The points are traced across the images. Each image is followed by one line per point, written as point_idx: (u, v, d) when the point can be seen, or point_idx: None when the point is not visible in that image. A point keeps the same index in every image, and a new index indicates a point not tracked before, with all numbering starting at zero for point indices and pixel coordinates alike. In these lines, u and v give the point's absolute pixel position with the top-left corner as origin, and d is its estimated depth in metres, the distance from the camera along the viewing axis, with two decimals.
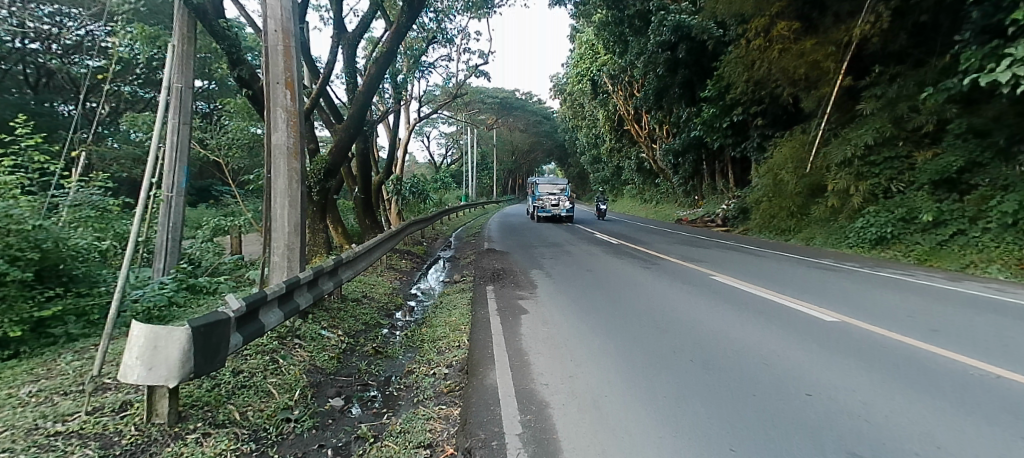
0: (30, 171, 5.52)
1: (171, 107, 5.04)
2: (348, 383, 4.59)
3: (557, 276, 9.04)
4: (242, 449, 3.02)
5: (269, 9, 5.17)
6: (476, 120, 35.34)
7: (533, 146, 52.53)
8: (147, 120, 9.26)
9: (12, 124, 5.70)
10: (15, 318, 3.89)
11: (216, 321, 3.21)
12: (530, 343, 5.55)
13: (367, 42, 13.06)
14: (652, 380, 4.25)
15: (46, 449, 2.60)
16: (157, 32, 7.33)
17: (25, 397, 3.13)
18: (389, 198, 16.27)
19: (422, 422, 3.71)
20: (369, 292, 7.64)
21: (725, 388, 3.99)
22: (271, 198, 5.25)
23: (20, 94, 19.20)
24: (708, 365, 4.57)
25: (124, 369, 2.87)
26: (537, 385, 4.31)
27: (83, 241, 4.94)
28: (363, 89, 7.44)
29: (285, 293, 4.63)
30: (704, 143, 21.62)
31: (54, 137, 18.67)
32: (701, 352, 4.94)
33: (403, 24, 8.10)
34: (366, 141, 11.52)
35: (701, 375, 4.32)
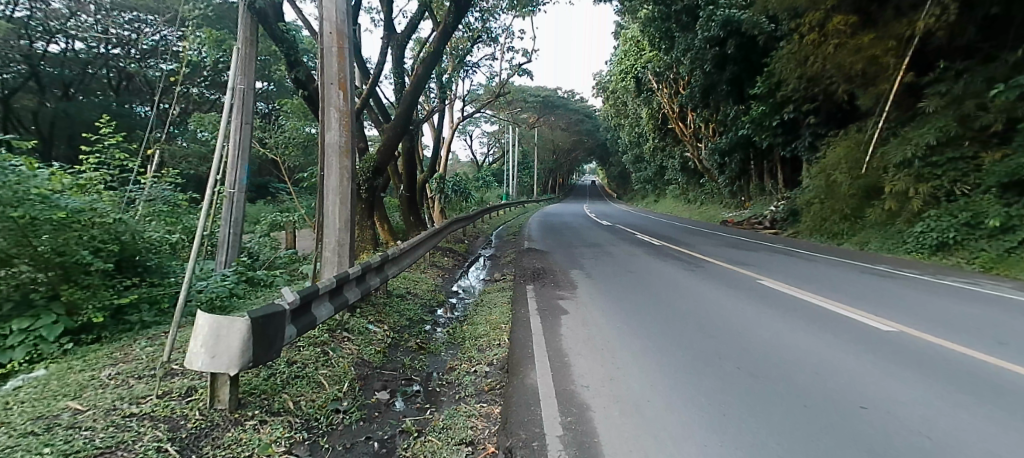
0: (112, 168, 5.88)
1: (234, 108, 5.24)
2: (394, 377, 4.71)
3: (598, 277, 8.92)
4: (295, 437, 3.15)
5: (325, 12, 5.31)
6: (518, 118, 35.46)
7: (574, 144, 52.06)
8: (212, 119, 9.76)
9: (97, 124, 6.07)
10: (98, 304, 4.20)
11: (273, 312, 3.36)
12: (570, 344, 5.51)
13: (414, 42, 13.28)
14: (696, 386, 4.16)
15: (123, 428, 2.78)
16: (224, 36, 7.70)
17: (105, 379, 3.36)
18: (432, 196, 16.59)
19: (465, 419, 3.76)
20: (413, 288, 7.78)
21: (774, 396, 3.84)
22: (324, 195, 5.44)
23: (104, 96, 22.82)
24: (756, 373, 4.39)
25: (191, 356, 3.07)
26: (578, 386, 4.29)
27: (157, 234, 5.22)
28: (411, 89, 7.55)
29: (336, 287, 4.77)
30: (752, 142, 20.77)
31: (134, 135, 20.16)
32: (749, 360, 4.76)
33: (450, 23, 8.10)
34: (413, 139, 11.70)
35: (748, 383, 4.17)
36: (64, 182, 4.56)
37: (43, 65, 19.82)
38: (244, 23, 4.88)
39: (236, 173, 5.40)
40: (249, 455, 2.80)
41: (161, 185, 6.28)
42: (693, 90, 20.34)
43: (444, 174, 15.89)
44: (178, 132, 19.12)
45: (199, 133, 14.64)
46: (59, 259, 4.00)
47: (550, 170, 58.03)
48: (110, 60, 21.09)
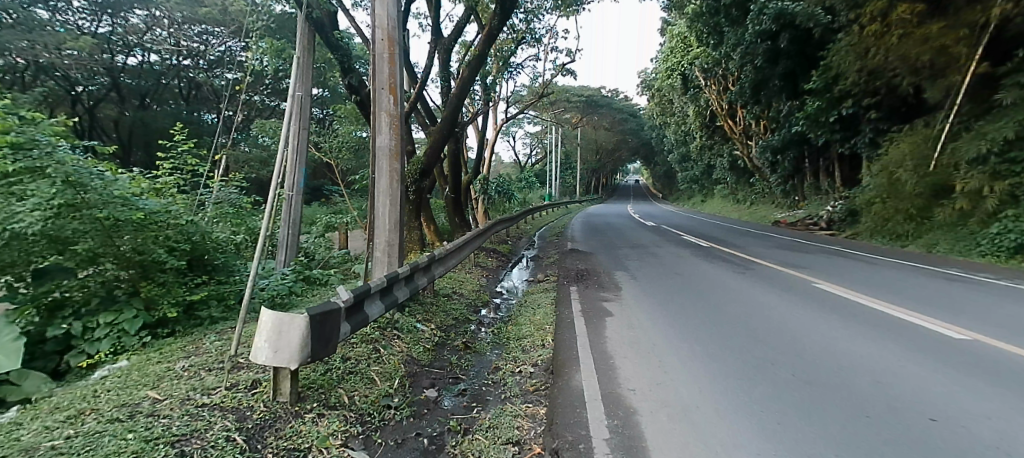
0: (184, 172, 6.26)
1: (292, 114, 5.47)
2: (441, 376, 4.79)
3: (643, 279, 8.76)
4: (350, 431, 3.26)
5: (376, 19, 5.48)
6: (561, 119, 35.40)
7: (618, 144, 51.33)
8: (272, 126, 10.28)
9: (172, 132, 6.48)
10: (172, 300, 4.50)
11: (329, 310, 3.49)
12: (615, 346, 5.44)
13: (459, 45, 13.48)
14: (748, 392, 4.02)
15: (196, 417, 2.97)
16: (284, 46, 8.06)
17: (180, 370, 3.59)
18: (476, 196, 16.79)
19: (511, 419, 3.77)
20: (458, 288, 7.89)
21: (833, 406, 3.65)
22: (376, 197, 5.61)
23: (177, 105, 26.30)
24: (812, 380, 4.20)
25: (256, 350, 3.23)
26: (624, 389, 4.23)
27: (223, 235, 5.52)
28: (457, 91, 7.66)
29: (386, 286, 4.91)
30: (807, 139, 19.85)
31: (205, 142, 21.65)
32: (804, 366, 4.55)
33: (495, 26, 8.16)
34: (458, 141, 11.86)
35: (803, 391, 3.98)
36: (144, 185, 4.89)
37: (125, 77, 22.80)
38: (302, 32, 5.09)
39: (294, 177, 5.64)
40: (309, 447, 2.92)
41: (228, 189, 6.66)
42: (742, 87, 19.70)
43: (488, 175, 16.04)
44: (241, 137, 20.29)
45: (260, 139, 15.48)
46: (138, 257, 4.35)
47: (594, 171, 57.45)
48: (181, 71, 24.07)
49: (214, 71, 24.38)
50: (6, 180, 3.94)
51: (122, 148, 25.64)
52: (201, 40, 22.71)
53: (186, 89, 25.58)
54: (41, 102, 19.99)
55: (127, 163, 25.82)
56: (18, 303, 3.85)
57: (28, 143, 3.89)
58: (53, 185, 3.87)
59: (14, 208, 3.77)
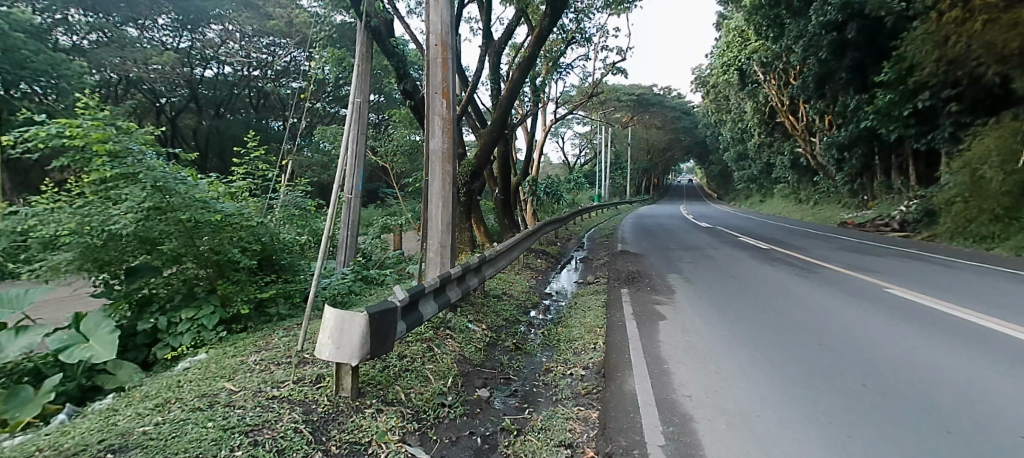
0: (256, 177, 6.66)
1: (352, 120, 5.70)
2: (493, 376, 4.83)
3: (698, 282, 8.48)
4: (407, 427, 3.33)
5: (431, 25, 5.62)
6: (611, 118, 35.00)
7: (670, 143, 49.94)
8: (333, 131, 10.77)
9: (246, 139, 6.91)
10: (245, 297, 4.78)
11: (387, 309, 3.59)
12: (669, 351, 5.29)
13: (509, 47, 13.58)
14: (815, 402, 3.79)
15: (267, 409, 3.13)
16: (344, 55, 8.40)
17: (253, 364, 3.81)
18: (525, 198, 16.85)
19: (563, 422, 3.75)
20: (508, 289, 7.92)
21: (911, 419, 3.40)
22: (429, 199, 5.74)
23: (247, 114, 28.26)
24: (887, 391, 3.91)
25: (320, 346, 3.38)
26: (680, 395, 4.10)
27: (290, 235, 5.81)
28: (507, 93, 7.70)
29: (439, 286, 5.00)
30: (877, 135, 18.60)
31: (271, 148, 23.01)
32: (877, 377, 4.24)
33: (545, 27, 8.15)
34: (507, 143, 11.94)
35: (876, 402, 3.72)
36: (221, 190, 5.22)
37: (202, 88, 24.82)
38: (361, 41, 5.29)
39: (353, 180, 5.87)
40: (368, 442, 3.02)
41: (294, 192, 7.02)
42: (805, 80, 18.71)
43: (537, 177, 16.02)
44: (304, 144, 21.39)
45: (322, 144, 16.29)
46: (215, 257, 4.65)
47: (645, 171, 56.19)
48: (251, 81, 25.88)
49: (282, 80, 26.10)
50: (105, 184, 4.33)
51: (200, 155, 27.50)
52: (269, 51, 24.61)
53: (255, 98, 27.52)
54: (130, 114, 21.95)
55: (204, 168, 27.70)
56: (114, 299, 4.34)
57: (121, 151, 4.22)
58: (143, 190, 4.21)
59: (110, 211, 4.13)
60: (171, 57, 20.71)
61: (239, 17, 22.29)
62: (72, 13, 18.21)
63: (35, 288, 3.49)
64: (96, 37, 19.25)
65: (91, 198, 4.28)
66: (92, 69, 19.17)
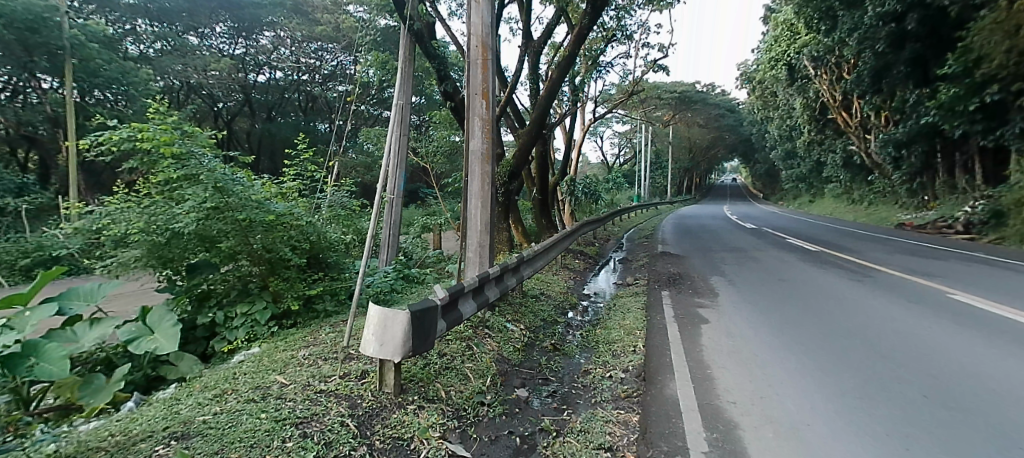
0: (305, 178, 6.90)
1: (395, 121, 5.82)
2: (532, 376, 4.82)
3: (742, 285, 8.19)
4: (447, 424, 3.37)
5: (472, 27, 5.67)
6: (652, 116, 34.37)
7: (714, 141, 48.54)
8: (377, 133, 11.04)
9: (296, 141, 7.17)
10: (295, 294, 4.96)
11: (428, 307, 3.63)
12: (713, 355, 5.13)
13: (548, 47, 13.54)
14: (870, 413, 3.60)
15: (315, 402, 3.24)
16: (387, 58, 8.59)
17: (303, 358, 3.95)
18: (563, 198, 16.76)
19: (602, 424, 3.70)
20: (546, 290, 7.91)
21: (977, 434, 3.18)
22: (468, 199, 5.79)
23: (297, 116, 29.28)
24: (951, 403, 3.67)
25: (365, 342, 3.47)
26: (724, 401, 3.97)
27: (336, 234, 5.99)
28: (546, 92, 7.68)
29: (478, 286, 5.04)
30: (939, 131, 17.49)
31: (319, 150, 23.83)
32: (940, 387, 3.98)
33: (585, 25, 8.06)
34: (546, 142, 11.90)
35: (939, 415, 3.49)
36: (273, 190, 5.43)
37: (255, 92, 25.97)
38: (404, 44, 5.39)
39: (395, 181, 6.01)
40: (410, 437, 3.07)
41: (341, 192, 7.24)
42: (859, 75, 17.81)
43: (576, 177, 15.91)
44: (349, 146, 22.04)
45: (366, 145, 16.74)
46: (267, 255, 4.84)
47: (687, 170, 54.84)
48: (300, 85, 26.86)
49: (329, 84, 27.16)
50: (169, 185, 4.59)
51: (253, 156, 28.73)
52: (316, 55, 25.30)
53: (305, 101, 28.52)
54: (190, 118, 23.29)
55: (257, 169, 28.88)
56: (176, 294, 4.61)
57: (185, 154, 4.46)
58: (205, 190, 4.44)
59: (174, 210, 4.39)
60: (227, 63, 21.83)
61: (289, 23, 23.35)
62: (139, 23, 20.00)
63: (107, 283, 3.72)
64: (161, 46, 20.71)
65: (157, 199, 4.58)
66: (158, 76, 20.49)
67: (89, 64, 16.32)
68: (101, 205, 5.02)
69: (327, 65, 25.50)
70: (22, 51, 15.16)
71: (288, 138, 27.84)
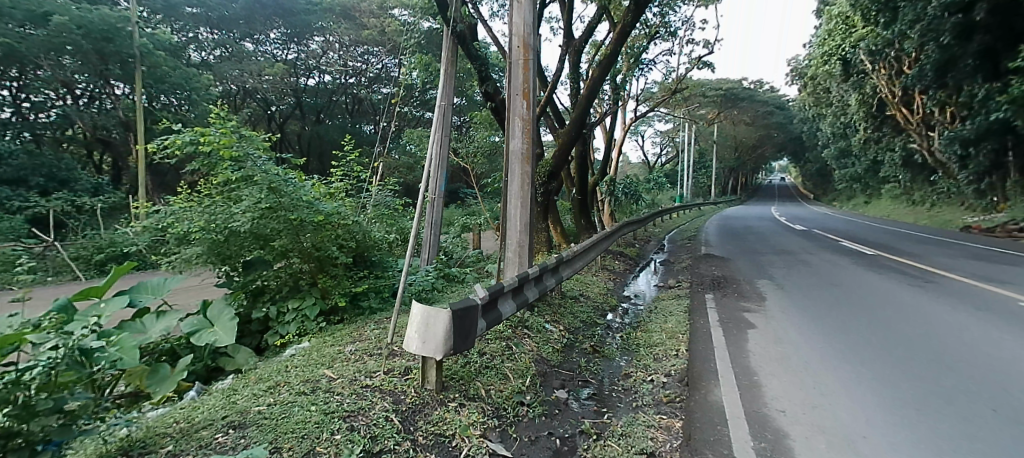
0: (352, 178, 7.09)
1: (437, 122, 5.91)
2: (571, 378, 4.78)
3: (791, 289, 7.85)
4: (488, 423, 3.38)
5: (513, 28, 5.68)
6: (695, 114, 33.52)
7: (761, 140, 46.80)
8: (419, 135, 11.25)
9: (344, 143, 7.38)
10: (341, 291, 5.12)
11: (469, 306, 3.65)
12: (761, 362, 4.93)
13: (589, 46, 13.42)
14: (935, 428, 3.37)
15: (361, 396, 3.33)
16: (430, 61, 8.74)
17: (349, 353, 4.06)
18: (603, 198, 16.55)
19: (644, 429, 3.63)
20: (586, 291, 7.83)
21: None
22: (508, 199, 5.81)
23: (344, 119, 30.21)
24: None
25: (408, 339, 3.54)
26: (773, 409, 3.82)
27: (381, 233, 6.13)
28: (586, 91, 7.60)
29: (518, 286, 5.04)
30: (1012, 127, 16.23)
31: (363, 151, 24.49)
32: (1014, 402, 3.69)
33: (627, 23, 7.92)
34: (586, 142, 11.79)
35: (1013, 432, 3.24)
36: (323, 190, 5.62)
37: (305, 96, 26.98)
38: (446, 46, 5.47)
39: (436, 181, 6.09)
40: (452, 434, 3.10)
41: (385, 192, 7.40)
42: (921, 69, 16.77)
43: (616, 177, 15.69)
44: (393, 147, 22.53)
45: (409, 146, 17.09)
46: (317, 253, 5.02)
47: (732, 169, 53.16)
48: (347, 88, 27.69)
49: (374, 87, 27.92)
50: (227, 186, 4.82)
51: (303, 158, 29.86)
52: (363, 59, 26.05)
53: (351, 104, 29.36)
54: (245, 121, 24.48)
55: (306, 170, 30.01)
56: (233, 289, 4.86)
57: (242, 156, 4.67)
58: (261, 191, 4.65)
59: (232, 210, 4.61)
60: (280, 69, 22.81)
61: (337, 28, 24.17)
62: (202, 32, 21.47)
63: (171, 277, 3.91)
64: (220, 52, 22.43)
65: (217, 199, 4.81)
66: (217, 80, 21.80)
67: (157, 70, 17.41)
68: (166, 204, 5.34)
69: (371, 68, 26.56)
70: (98, 59, 16.23)
71: (335, 140, 28.75)
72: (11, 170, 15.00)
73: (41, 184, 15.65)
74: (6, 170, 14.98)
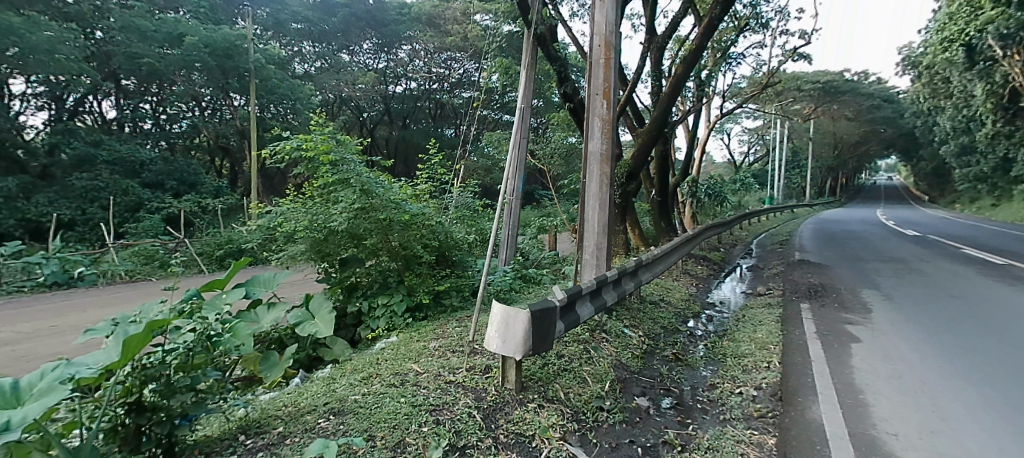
0: (435, 180, 7.37)
1: (517, 124, 5.97)
2: (652, 385, 4.59)
3: (903, 301, 7.04)
4: (568, 426, 3.33)
5: (595, 26, 5.60)
6: (789, 110, 31.30)
7: (866, 137, 42.58)
8: (498, 137, 11.48)
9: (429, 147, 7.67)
10: (425, 289, 5.32)
11: (548, 308, 3.63)
12: (867, 379, 4.47)
13: (673, 42, 12.93)
14: None
15: (446, 392, 3.42)
16: (511, 64, 8.87)
17: (433, 349, 4.20)
18: (684, 199, 15.91)
19: (733, 444, 3.41)
20: (666, 296, 7.55)
21: None
22: (586, 201, 5.73)
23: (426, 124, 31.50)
24: None
25: (489, 338, 3.58)
26: (882, 432, 3.45)
27: (462, 233, 6.29)
28: (669, 89, 7.32)
29: (596, 289, 4.94)
30: None
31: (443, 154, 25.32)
32: None
33: (714, 15, 7.51)
34: (666, 141, 11.37)
35: None
36: (409, 192, 5.89)
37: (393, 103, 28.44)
38: (527, 49, 5.52)
39: (515, 183, 6.15)
40: (532, 435, 3.10)
41: (466, 193, 7.59)
42: None
43: (698, 177, 15.00)
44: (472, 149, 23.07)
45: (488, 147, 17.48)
46: (403, 251, 5.25)
47: (830, 169, 48.83)
48: (431, 94, 28.80)
49: (456, 92, 28.96)
50: (326, 188, 5.17)
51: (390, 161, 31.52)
52: (446, 64, 26.83)
53: (434, 109, 30.49)
54: (339, 128, 26.30)
55: (392, 173, 31.62)
56: (331, 284, 5.21)
57: (338, 161, 4.99)
58: (354, 193, 4.95)
59: (330, 211, 4.95)
60: (371, 77, 24.26)
61: (424, 36, 25.28)
62: (305, 47, 23.83)
63: (280, 272, 4.25)
64: (320, 64, 24.12)
65: (317, 201, 5.20)
66: (319, 91, 23.61)
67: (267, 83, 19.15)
68: (275, 205, 5.86)
69: (455, 74, 27.03)
70: (220, 75, 18.24)
71: (418, 144, 30.03)
72: (152, 174, 17.11)
73: (174, 187, 17.80)
74: (148, 174, 17.07)
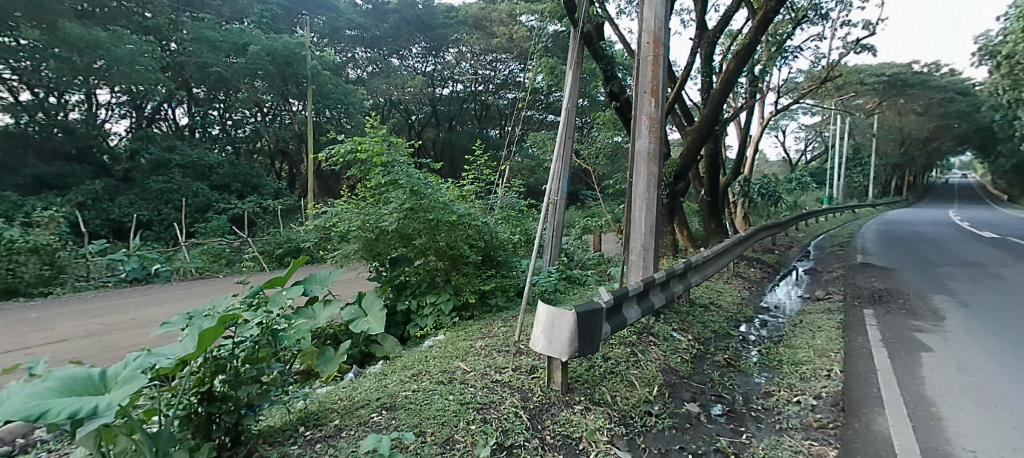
0: (482, 181, 7.44)
1: (564, 124, 5.95)
2: (703, 391, 4.45)
3: (981, 308, 6.49)
4: (615, 430, 3.28)
5: (644, 23, 5.49)
6: (850, 105, 29.63)
7: (937, 132, 39.63)
8: (543, 137, 11.49)
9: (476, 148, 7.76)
10: (471, 289, 5.37)
11: (594, 309, 3.58)
12: (941, 391, 4.15)
13: (724, 36, 12.51)
14: None
15: (493, 391, 3.43)
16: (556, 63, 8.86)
17: (480, 348, 4.24)
18: (735, 199, 15.35)
19: (790, 455, 3.25)
20: (716, 299, 7.29)
21: None
22: (633, 202, 5.62)
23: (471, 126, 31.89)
24: None
25: (535, 339, 3.57)
26: (959, 448, 3.19)
27: (507, 233, 6.32)
28: (721, 85, 7.07)
29: (643, 291, 4.83)
30: None
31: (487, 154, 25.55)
32: None
33: (770, 8, 7.20)
34: (717, 139, 11.00)
35: None
36: (456, 192, 5.96)
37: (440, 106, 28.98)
38: (574, 48, 5.49)
39: (560, 184, 6.13)
40: (579, 437, 3.07)
41: (511, 194, 7.62)
42: None
43: (751, 176, 14.44)
44: (517, 150, 23.15)
45: None
46: (450, 251, 5.33)
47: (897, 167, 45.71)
48: (476, 96, 29.15)
49: (501, 93, 29.18)
50: (377, 189, 5.33)
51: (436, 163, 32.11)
52: (492, 65, 27.21)
53: (479, 110, 30.80)
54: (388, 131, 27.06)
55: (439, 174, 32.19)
56: (381, 283, 5.36)
57: (390, 162, 5.14)
58: (404, 193, 5.07)
59: (382, 211, 5.11)
60: (419, 81, 24.85)
61: (470, 39, 25.67)
62: (358, 53, 24.74)
63: (334, 270, 4.41)
64: (371, 69, 24.96)
65: (369, 202, 5.37)
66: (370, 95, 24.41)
67: (323, 88, 19.99)
68: (330, 205, 6.10)
69: (500, 74, 27.78)
70: (281, 82, 19.24)
71: (463, 145, 30.42)
72: (220, 177, 18.17)
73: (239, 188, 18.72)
74: (216, 177, 18.13)
